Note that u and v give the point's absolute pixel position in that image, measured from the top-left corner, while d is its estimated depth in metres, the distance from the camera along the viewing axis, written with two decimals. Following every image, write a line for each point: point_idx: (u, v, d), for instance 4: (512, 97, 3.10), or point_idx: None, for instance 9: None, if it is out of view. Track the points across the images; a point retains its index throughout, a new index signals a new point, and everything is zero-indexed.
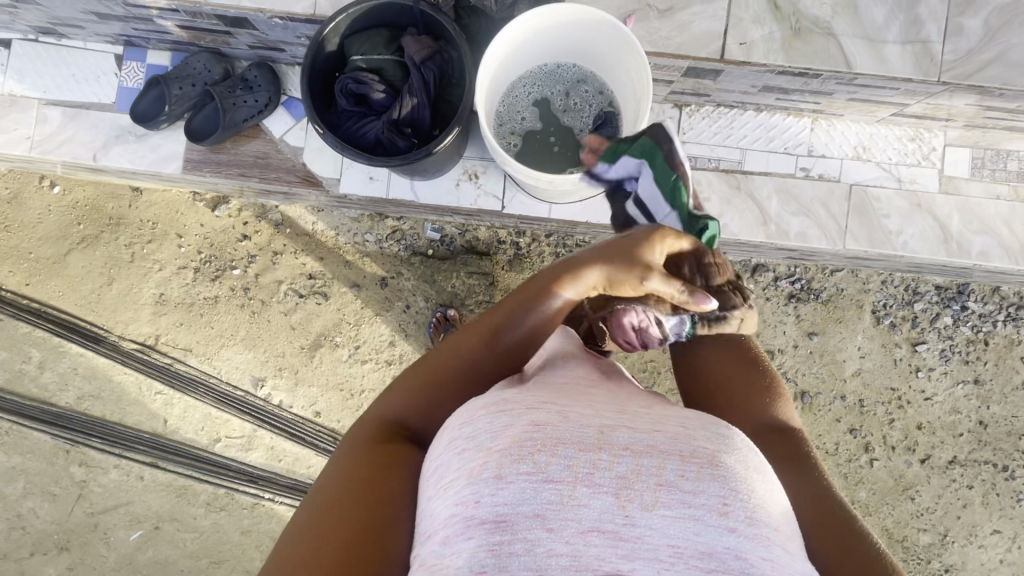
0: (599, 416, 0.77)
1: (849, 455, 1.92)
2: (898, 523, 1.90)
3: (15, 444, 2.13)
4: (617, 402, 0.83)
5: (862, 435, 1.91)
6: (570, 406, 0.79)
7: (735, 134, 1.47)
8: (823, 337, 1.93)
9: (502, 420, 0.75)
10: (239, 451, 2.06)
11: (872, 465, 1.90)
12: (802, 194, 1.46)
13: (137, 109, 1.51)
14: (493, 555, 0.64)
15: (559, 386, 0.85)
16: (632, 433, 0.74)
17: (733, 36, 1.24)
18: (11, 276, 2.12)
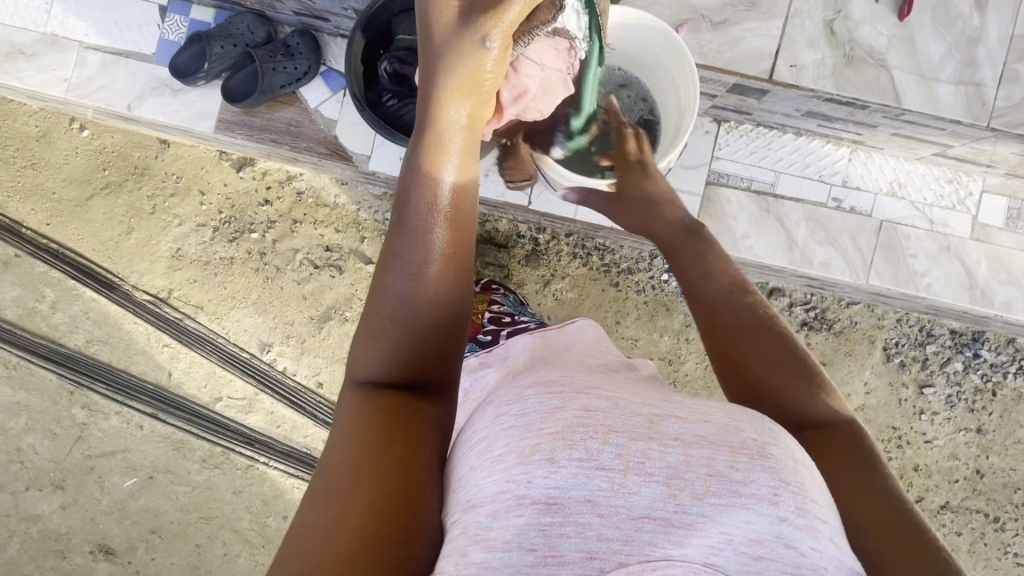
0: (647, 405, 0.75)
1: None
2: None
3: (21, 379, 2.16)
4: (660, 392, 0.80)
5: None
6: (612, 390, 0.77)
7: (771, 156, 1.46)
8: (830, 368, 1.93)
9: (552, 401, 0.72)
10: (239, 413, 2.09)
11: None
12: (831, 224, 1.45)
13: (177, 63, 1.50)
14: (543, 534, 0.64)
15: (601, 373, 0.85)
16: (681, 422, 0.71)
17: (784, 57, 1.25)
18: (33, 214, 2.15)
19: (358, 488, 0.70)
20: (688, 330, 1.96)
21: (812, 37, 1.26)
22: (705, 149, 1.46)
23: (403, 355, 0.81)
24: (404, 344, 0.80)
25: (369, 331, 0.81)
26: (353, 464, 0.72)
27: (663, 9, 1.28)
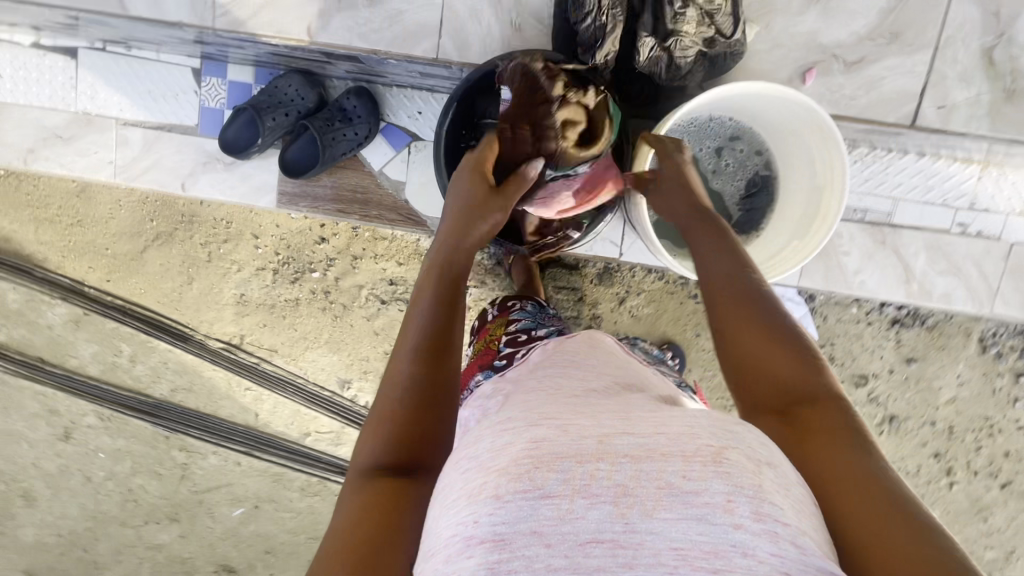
0: (599, 424, 0.80)
1: (928, 477, 1.94)
2: (965, 540, 1.96)
3: (118, 428, 2.27)
4: (621, 409, 0.84)
5: (946, 459, 1.92)
6: (569, 418, 0.82)
7: (889, 182, 1.54)
8: (922, 363, 1.87)
9: (504, 439, 0.80)
10: (330, 445, 2.17)
11: (951, 488, 1.93)
12: (950, 251, 1.56)
13: (227, 137, 1.38)
14: (491, 572, 0.70)
15: (567, 399, 0.88)
16: (629, 438, 0.76)
17: (935, 100, 1.43)
18: (91, 272, 2.13)
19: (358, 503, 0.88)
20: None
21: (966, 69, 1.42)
22: None
23: (410, 400, 0.96)
24: (404, 405, 0.96)
25: (382, 407, 0.97)
26: (365, 485, 0.90)
27: (789, 53, 1.43)
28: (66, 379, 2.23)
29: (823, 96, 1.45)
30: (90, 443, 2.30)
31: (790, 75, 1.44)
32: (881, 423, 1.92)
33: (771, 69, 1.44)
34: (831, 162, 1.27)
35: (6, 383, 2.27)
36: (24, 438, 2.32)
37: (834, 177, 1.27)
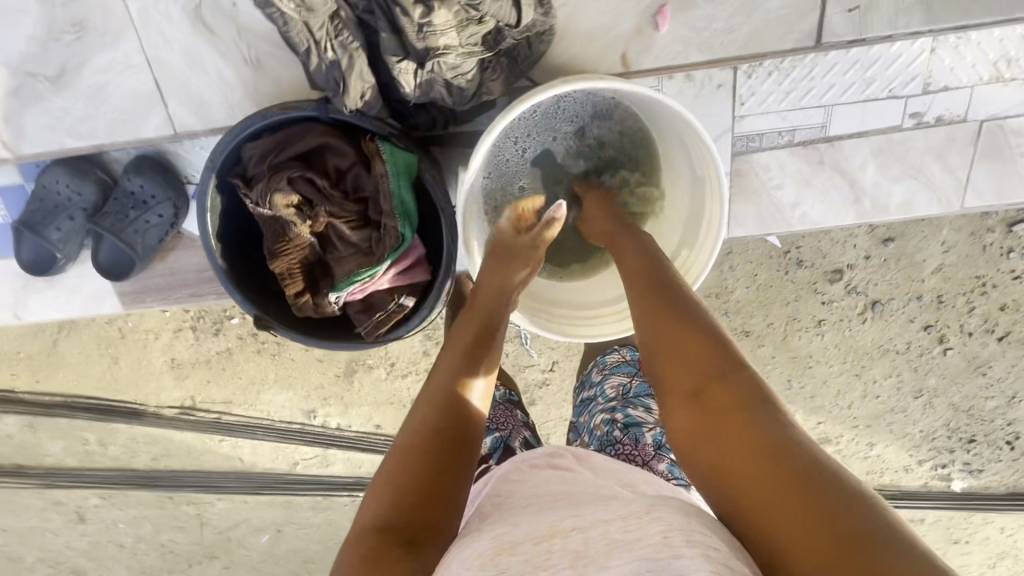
0: (550, 511, 0.62)
1: (920, 350, 1.64)
2: (965, 398, 1.69)
3: (122, 500, 2.26)
4: (576, 497, 0.65)
5: (936, 329, 1.61)
6: (518, 512, 0.63)
7: (817, 87, 1.01)
8: (899, 239, 1.55)
9: (465, 545, 0.59)
10: (320, 467, 2.14)
11: (946, 355, 1.63)
12: (909, 153, 1.06)
13: (23, 260, 1.12)
14: None
15: (522, 499, 0.67)
16: (574, 517, 0.59)
17: None
18: (19, 378, 2.00)
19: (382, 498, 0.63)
20: (731, 255, 1.55)
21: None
22: (723, 112, 1.03)
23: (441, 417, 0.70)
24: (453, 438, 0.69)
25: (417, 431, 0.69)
26: (392, 476, 0.65)
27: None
28: (50, 477, 2.18)
29: (688, 39, 0.97)
30: (106, 519, 2.30)
31: (637, 22, 0.95)
32: (862, 311, 1.61)
33: (611, 19, 0.95)
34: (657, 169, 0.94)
35: (3, 489, 2.26)
36: (45, 530, 2.33)
37: (712, 204, 0.81)
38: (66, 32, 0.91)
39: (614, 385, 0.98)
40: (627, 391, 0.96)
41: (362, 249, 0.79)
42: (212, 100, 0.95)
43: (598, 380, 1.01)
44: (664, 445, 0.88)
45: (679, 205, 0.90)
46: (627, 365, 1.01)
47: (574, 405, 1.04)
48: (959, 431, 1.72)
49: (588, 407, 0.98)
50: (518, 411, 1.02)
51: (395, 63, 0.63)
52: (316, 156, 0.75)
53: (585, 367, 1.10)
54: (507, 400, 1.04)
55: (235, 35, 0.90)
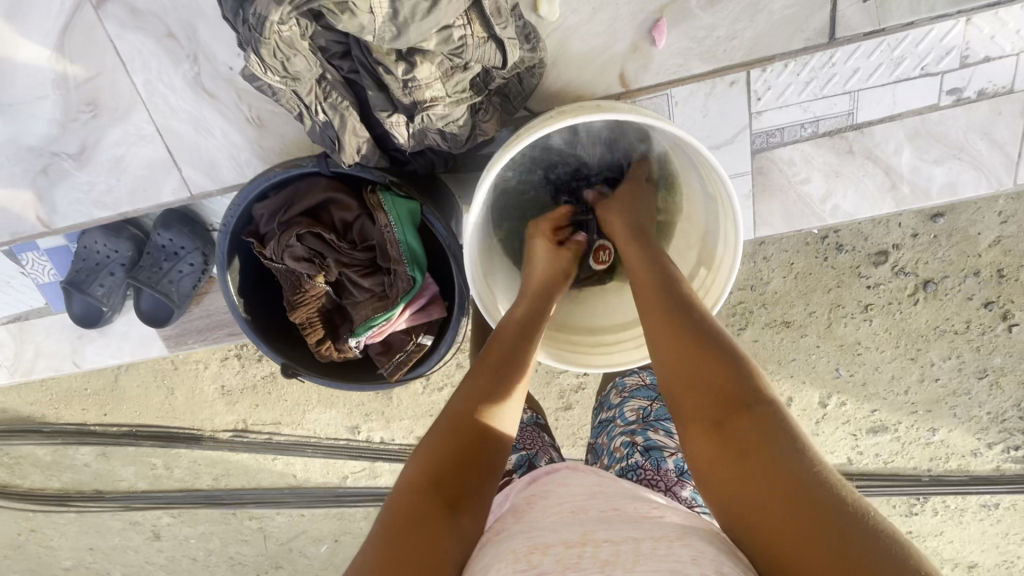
0: (583, 518, 0.58)
1: (982, 329, 1.43)
2: None
3: (191, 517, 2.26)
4: (609, 508, 0.60)
5: (999, 306, 1.40)
6: (554, 516, 0.59)
7: (839, 75, 0.94)
8: (954, 214, 1.32)
9: (498, 541, 0.55)
10: (370, 479, 2.10)
11: (1013, 333, 1.42)
12: (949, 130, 0.98)
13: (75, 314, 1.19)
14: None
15: (551, 502, 0.63)
16: (607, 528, 0.54)
17: None
18: (87, 412, 2.07)
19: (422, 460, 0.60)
20: (764, 246, 1.39)
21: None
22: (740, 109, 0.96)
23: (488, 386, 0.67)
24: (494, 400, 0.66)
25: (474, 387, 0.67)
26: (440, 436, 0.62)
27: (617, 9, 0.87)
28: (125, 500, 2.23)
29: (686, 51, 0.90)
30: (178, 535, 2.31)
31: (631, 39, 0.89)
32: (914, 294, 1.40)
33: (604, 40, 0.89)
34: (675, 183, 0.87)
35: (83, 515, 2.28)
36: (126, 547, 2.37)
37: (725, 225, 0.75)
38: (75, 110, 0.81)
39: (633, 409, 0.96)
40: (647, 414, 0.94)
41: (377, 293, 0.80)
42: (227, 164, 0.84)
43: (617, 403, 0.99)
44: (686, 471, 0.86)
45: (693, 220, 0.84)
46: (646, 391, 0.99)
47: (595, 426, 1.02)
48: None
49: (608, 431, 0.96)
50: (544, 434, 0.99)
51: (385, 117, 0.63)
52: (321, 211, 0.76)
53: (603, 389, 1.09)
54: (534, 423, 1.00)
55: (236, 96, 0.80)
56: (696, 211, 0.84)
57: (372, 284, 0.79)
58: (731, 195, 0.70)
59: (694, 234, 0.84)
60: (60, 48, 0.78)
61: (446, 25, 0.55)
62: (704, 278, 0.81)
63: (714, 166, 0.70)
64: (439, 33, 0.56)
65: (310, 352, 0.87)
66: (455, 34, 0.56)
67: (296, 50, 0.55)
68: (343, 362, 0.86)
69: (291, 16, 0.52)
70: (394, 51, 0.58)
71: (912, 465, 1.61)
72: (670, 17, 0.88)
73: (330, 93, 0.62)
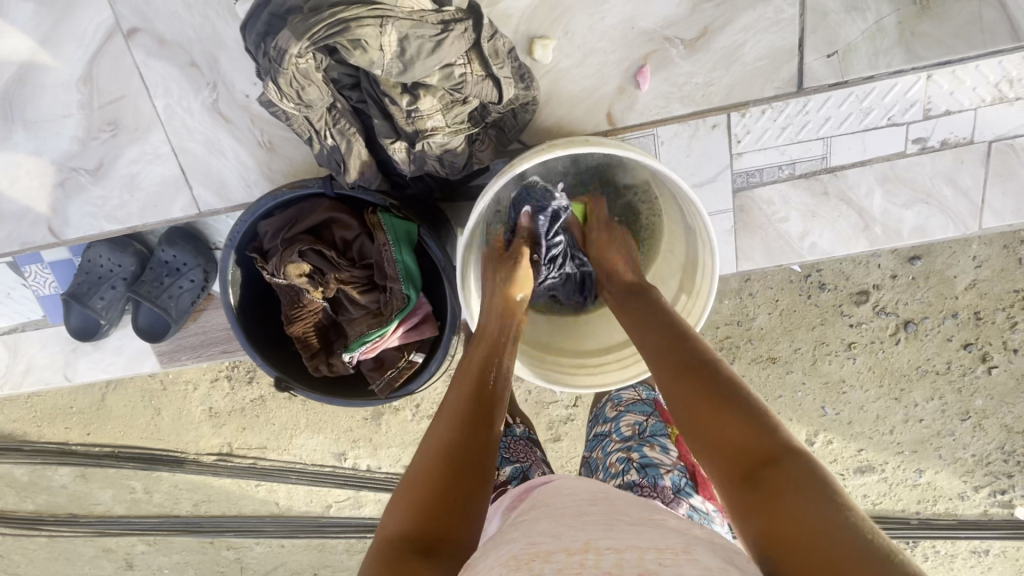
0: (587, 524, 0.58)
1: (962, 371, 1.47)
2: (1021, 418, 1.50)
3: (166, 546, 2.19)
4: (613, 514, 0.60)
5: (978, 347, 1.44)
6: (565, 521, 0.59)
7: (811, 122, 1.01)
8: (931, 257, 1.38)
9: (501, 549, 0.56)
10: (354, 509, 2.03)
11: (992, 374, 1.46)
12: (918, 177, 1.05)
13: (71, 325, 1.22)
14: None
15: (557, 510, 0.63)
16: (608, 536, 0.55)
17: None
18: (70, 431, 2.03)
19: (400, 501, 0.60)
20: (749, 283, 1.43)
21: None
22: (722, 150, 1.03)
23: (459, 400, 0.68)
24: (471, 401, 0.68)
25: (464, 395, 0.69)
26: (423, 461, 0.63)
27: (606, 56, 0.94)
28: (100, 525, 2.16)
29: (670, 95, 0.97)
30: (152, 565, 2.23)
31: (620, 81, 0.96)
32: (896, 332, 1.44)
33: (593, 82, 0.96)
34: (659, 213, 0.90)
35: (55, 539, 2.21)
36: None
37: (703, 255, 0.78)
38: (96, 128, 0.86)
39: (629, 424, 0.99)
40: (643, 430, 0.98)
41: (366, 312, 0.84)
42: (235, 184, 0.89)
43: (613, 417, 1.03)
44: (682, 489, 0.89)
45: (675, 252, 0.87)
46: (641, 406, 1.03)
47: (588, 440, 1.06)
48: (1016, 454, 1.53)
49: (601, 444, 1.01)
50: (537, 449, 1.01)
51: (388, 144, 0.68)
52: (323, 229, 0.80)
53: (599, 403, 1.13)
54: (525, 436, 1.02)
55: (250, 122, 0.85)
56: (679, 244, 0.86)
57: (366, 301, 0.83)
58: (708, 229, 0.73)
59: (677, 264, 0.86)
60: (89, 71, 0.84)
61: (448, 64, 0.61)
62: (684, 305, 0.83)
63: (695, 201, 0.72)
64: (441, 70, 0.61)
65: (301, 367, 0.89)
66: (456, 71, 0.62)
67: (310, 80, 0.61)
68: (335, 376, 0.88)
69: (308, 51, 0.57)
70: (400, 84, 0.63)
71: (900, 507, 1.61)
72: (655, 63, 0.95)
73: (339, 120, 0.68)
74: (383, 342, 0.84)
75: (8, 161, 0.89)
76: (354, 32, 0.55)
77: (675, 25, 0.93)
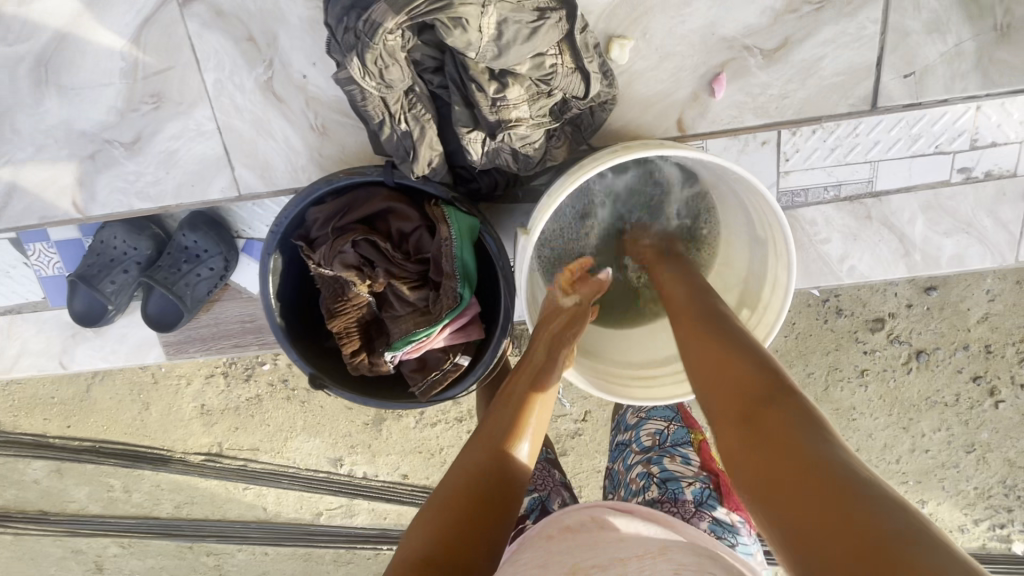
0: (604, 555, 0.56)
1: (969, 404, 1.47)
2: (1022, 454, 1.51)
3: (142, 549, 2.06)
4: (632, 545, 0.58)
5: (986, 380, 1.45)
6: (581, 550, 0.58)
7: (861, 145, 1.01)
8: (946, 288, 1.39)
9: None
10: (345, 518, 1.92)
11: (998, 408, 1.47)
12: (959, 207, 1.05)
13: (75, 309, 1.15)
14: None
15: (575, 540, 0.62)
16: None
17: None
18: (49, 423, 1.90)
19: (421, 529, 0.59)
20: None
21: (937, 15, 0.91)
22: (770, 167, 1.02)
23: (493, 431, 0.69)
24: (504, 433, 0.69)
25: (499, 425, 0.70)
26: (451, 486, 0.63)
27: (683, 61, 0.93)
28: (74, 524, 2.02)
29: (744, 104, 0.96)
30: (125, 568, 2.10)
31: (694, 87, 0.94)
32: (907, 362, 1.44)
33: (668, 87, 0.94)
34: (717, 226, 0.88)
35: (22, 536, 2.07)
36: None
37: (775, 268, 0.77)
38: (138, 99, 0.82)
39: (649, 434, 0.97)
40: (663, 440, 0.95)
41: (412, 310, 0.80)
42: (281, 167, 0.86)
43: (634, 425, 1.00)
44: (705, 501, 0.86)
45: (734, 265, 0.85)
46: (662, 413, 1.00)
47: (610, 450, 1.04)
48: (1017, 490, 1.54)
49: (620, 456, 0.98)
50: (556, 471, 0.96)
51: (465, 132, 0.64)
52: (378, 219, 0.77)
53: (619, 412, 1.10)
54: (544, 458, 0.98)
55: (305, 103, 0.83)
56: (740, 256, 0.84)
57: (414, 298, 0.78)
58: (788, 241, 0.71)
59: (738, 277, 0.84)
60: (136, 39, 0.80)
61: (540, 53, 0.59)
62: (748, 320, 0.81)
63: (777, 213, 0.71)
64: (533, 58, 0.59)
65: (335, 366, 0.84)
66: (547, 62, 0.60)
67: (395, 60, 0.58)
68: (371, 377, 0.84)
69: (400, 27, 0.55)
70: (487, 70, 0.60)
71: None
72: (734, 71, 0.94)
73: (414, 105, 0.65)
74: (429, 341, 0.79)
75: (37, 128, 0.84)
76: (456, 10, 0.53)
77: (756, 34, 0.92)
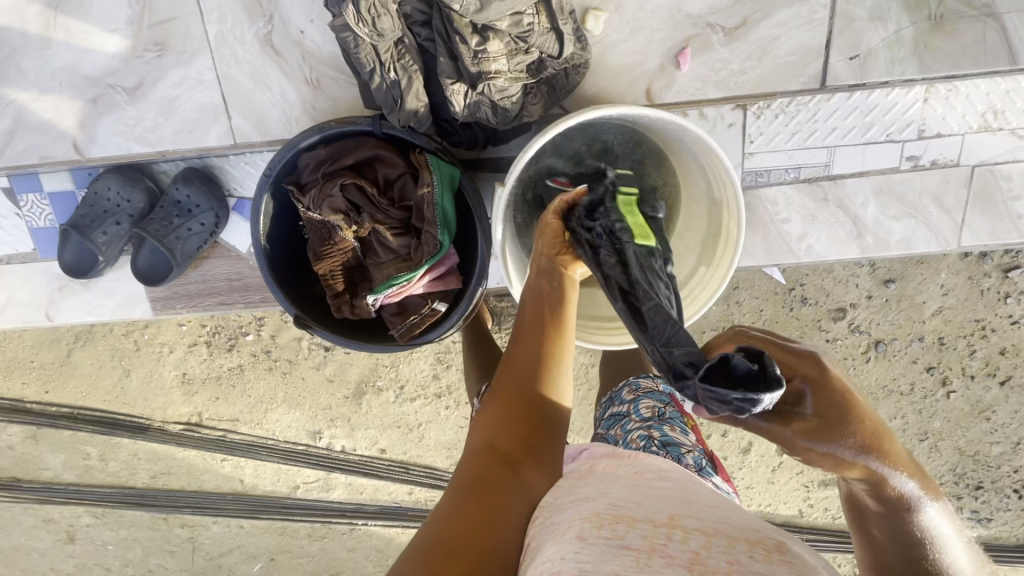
0: (669, 500, 0.57)
1: (923, 393, 1.53)
2: (970, 443, 1.56)
3: (114, 520, 1.96)
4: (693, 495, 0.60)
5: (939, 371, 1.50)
6: (648, 490, 0.59)
7: (818, 130, 1.09)
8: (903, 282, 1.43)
9: (572, 498, 0.57)
10: (322, 492, 1.85)
11: (948, 398, 1.52)
12: (908, 192, 1.14)
13: (65, 260, 1.17)
14: None
15: (628, 475, 0.63)
16: (694, 517, 0.54)
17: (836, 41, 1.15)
18: (27, 387, 1.80)
19: (479, 430, 0.62)
20: (737, 291, 1.45)
21: (879, 3, 1.01)
22: (735, 148, 1.10)
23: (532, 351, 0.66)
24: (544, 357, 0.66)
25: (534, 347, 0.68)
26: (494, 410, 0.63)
27: (652, 34, 1.02)
28: (47, 491, 1.92)
29: (707, 79, 1.04)
30: (96, 539, 1.99)
31: (661, 59, 1.03)
32: (866, 352, 1.49)
33: (638, 58, 1.03)
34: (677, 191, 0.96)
35: None
36: (30, 549, 2.04)
37: (729, 225, 0.85)
38: (143, 47, 0.99)
39: (648, 406, 0.97)
40: (662, 413, 0.96)
41: (395, 255, 0.85)
42: (276, 118, 1.02)
43: (631, 398, 1.00)
44: (704, 468, 0.86)
45: (692, 228, 0.93)
46: (658, 394, 1.01)
47: (602, 421, 1.02)
48: (965, 477, 1.60)
49: (618, 423, 0.97)
50: None
51: (449, 84, 0.74)
52: (366, 167, 0.83)
53: (613, 388, 1.10)
54: None
55: (301, 59, 0.98)
56: (696, 218, 0.93)
57: (397, 243, 0.84)
58: (739, 197, 0.80)
59: (695, 237, 0.92)
60: None
61: (519, 12, 0.69)
62: (704, 276, 0.89)
63: (729, 168, 0.79)
64: (512, 17, 0.69)
65: (319, 310, 0.89)
66: (525, 20, 0.70)
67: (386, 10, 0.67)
68: (353, 320, 0.89)
69: None
70: (471, 25, 0.70)
71: None
72: (696, 46, 1.02)
73: (403, 56, 0.74)
74: (409, 285, 0.85)
75: (44, 72, 1.02)
76: None
77: (718, 12, 1.01)
